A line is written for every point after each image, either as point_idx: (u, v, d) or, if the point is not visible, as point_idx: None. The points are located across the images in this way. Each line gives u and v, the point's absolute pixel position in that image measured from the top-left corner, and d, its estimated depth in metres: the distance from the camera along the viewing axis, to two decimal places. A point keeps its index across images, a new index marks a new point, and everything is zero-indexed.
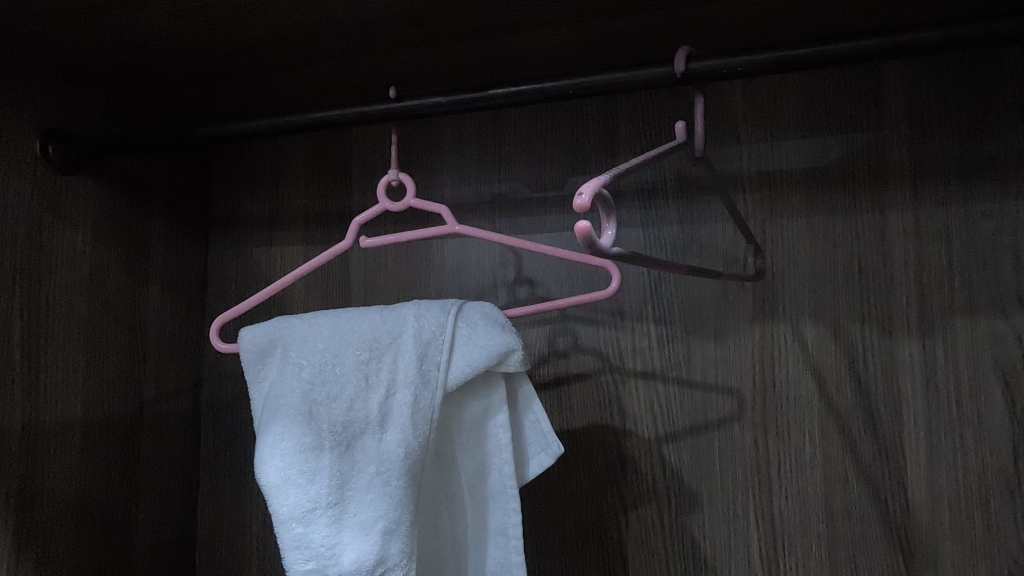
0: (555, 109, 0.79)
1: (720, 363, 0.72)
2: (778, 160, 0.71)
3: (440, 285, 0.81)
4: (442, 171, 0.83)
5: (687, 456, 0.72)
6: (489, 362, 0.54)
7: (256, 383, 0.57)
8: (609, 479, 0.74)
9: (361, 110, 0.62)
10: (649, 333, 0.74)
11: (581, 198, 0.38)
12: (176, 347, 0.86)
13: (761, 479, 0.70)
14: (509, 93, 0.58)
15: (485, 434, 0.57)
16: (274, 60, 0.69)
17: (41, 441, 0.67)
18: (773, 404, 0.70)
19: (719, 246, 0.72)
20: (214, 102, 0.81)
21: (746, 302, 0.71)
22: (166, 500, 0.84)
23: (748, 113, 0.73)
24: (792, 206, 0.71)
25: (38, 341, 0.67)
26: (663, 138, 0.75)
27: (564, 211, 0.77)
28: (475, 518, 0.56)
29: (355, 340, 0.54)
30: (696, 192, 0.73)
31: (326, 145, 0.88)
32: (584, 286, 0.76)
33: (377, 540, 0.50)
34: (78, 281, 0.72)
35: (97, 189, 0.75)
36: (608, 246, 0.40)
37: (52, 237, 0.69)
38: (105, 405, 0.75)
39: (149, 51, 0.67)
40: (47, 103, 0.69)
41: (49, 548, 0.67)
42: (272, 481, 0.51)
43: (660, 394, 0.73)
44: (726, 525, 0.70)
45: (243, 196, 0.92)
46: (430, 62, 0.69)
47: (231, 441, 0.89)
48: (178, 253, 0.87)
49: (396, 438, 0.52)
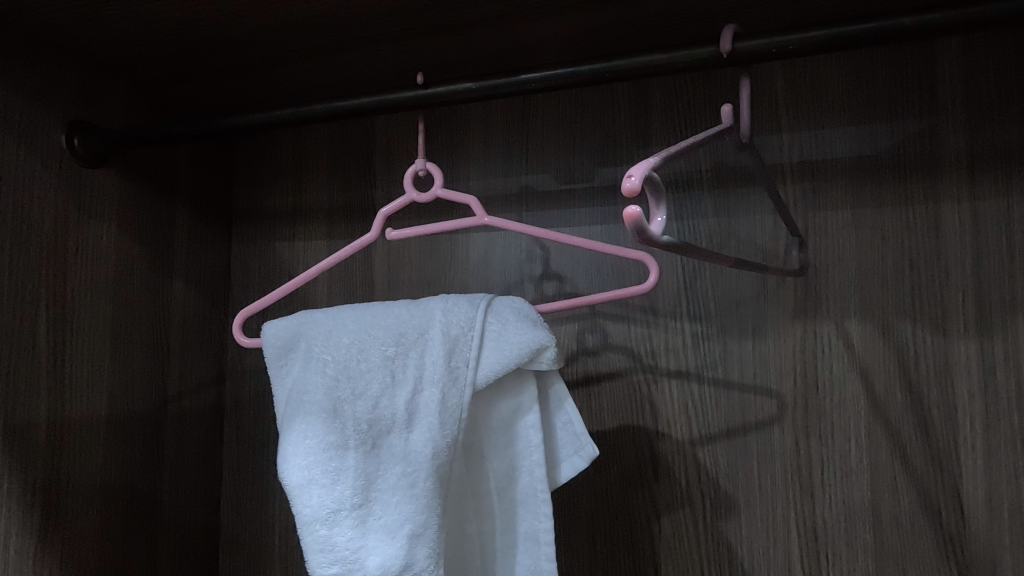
0: (585, 98, 0.76)
1: (759, 363, 0.68)
2: (822, 149, 0.67)
3: (464, 280, 0.79)
4: (467, 163, 0.80)
5: (723, 460, 0.69)
6: (520, 359, 0.51)
7: (279, 379, 0.55)
8: (640, 483, 0.71)
9: (388, 97, 0.60)
10: (682, 331, 0.71)
11: (630, 180, 0.36)
12: (199, 341, 0.86)
13: (803, 485, 0.66)
14: (542, 78, 0.55)
15: (514, 434, 0.54)
16: (298, 48, 0.67)
17: (68, 434, 0.66)
18: (817, 407, 0.66)
19: (758, 240, 0.69)
20: (238, 92, 0.79)
21: (787, 299, 0.68)
22: (190, 495, 0.84)
23: (790, 100, 0.69)
24: (837, 197, 0.67)
25: (64, 333, 0.67)
26: (697, 127, 0.72)
27: (594, 203, 0.75)
28: (504, 522, 0.54)
29: (380, 335, 0.52)
30: (734, 183, 0.70)
31: (349, 137, 0.86)
32: (614, 281, 0.73)
33: (403, 544, 0.48)
34: (103, 274, 0.72)
35: (122, 182, 0.75)
36: (658, 234, 0.38)
37: (78, 229, 0.69)
38: (130, 400, 0.74)
39: (172, 41, 0.66)
40: (72, 95, 0.69)
41: (74, 544, 0.66)
42: (296, 481, 0.50)
43: (695, 395, 0.70)
44: (765, 532, 0.67)
45: (266, 190, 0.90)
46: (456, 47, 0.67)
47: (254, 437, 0.88)
48: (201, 247, 0.86)
49: (423, 438, 0.50)
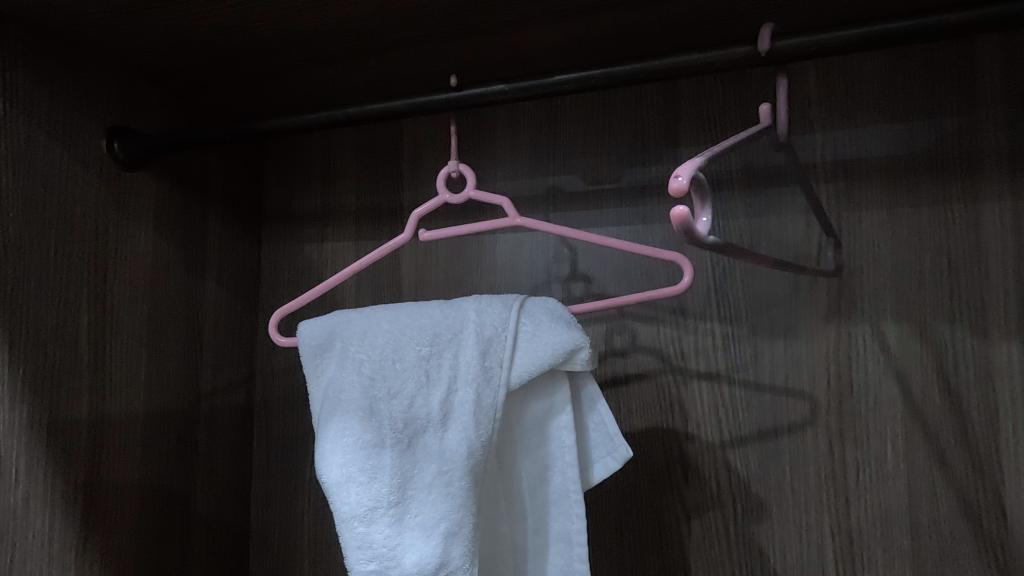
0: (613, 99, 0.76)
1: (791, 365, 0.68)
2: (857, 148, 0.66)
3: (491, 281, 0.79)
4: (494, 164, 0.81)
5: (754, 463, 0.68)
6: (555, 360, 0.51)
7: (315, 378, 0.56)
8: (669, 485, 0.70)
9: (421, 99, 0.61)
10: (712, 332, 0.70)
11: (678, 180, 0.36)
12: (231, 340, 0.87)
13: (838, 489, 0.65)
14: (575, 79, 0.55)
15: (547, 435, 0.54)
16: (331, 52, 0.68)
17: (107, 431, 0.68)
18: (852, 410, 0.65)
19: (790, 241, 0.68)
20: (269, 96, 0.81)
21: (820, 300, 0.67)
22: (222, 491, 0.85)
23: (823, 98, 0.68)
24: (872, 197, 0.66)
25: (105, 333, 0.69)
26: (728, 127, 0.71)
27: (622, 204, 0.74)
28: (536, 523, 0.54)
29: (415, 335, 0.53)
30: (765, 183, 0.69)
31: (377, 139, 0.87)
32: (643, 282, 0.73)
33: (439, 543, 0.48)
34: (141, 274, 0.73)
35: (159, 184, 0.76)
36: (704, 234, 0.38)
37: (118, 231, 0.71)
38: (165, 397, 0.76)
39: (209, 47, 0.67)
40: (112, 101, 0.71)
41: (112, 539, 0.68)
42: (334, 478, 0.50)
43: (725, 396, 0.69)
44: (799, 536, 0.66)
45: (295, 192, 0.92)
46: (486, 48, 0.67)
47: (283, 435, 0.89)
48: (233, 248, 0.88)
49: (458, 437, 0.50)
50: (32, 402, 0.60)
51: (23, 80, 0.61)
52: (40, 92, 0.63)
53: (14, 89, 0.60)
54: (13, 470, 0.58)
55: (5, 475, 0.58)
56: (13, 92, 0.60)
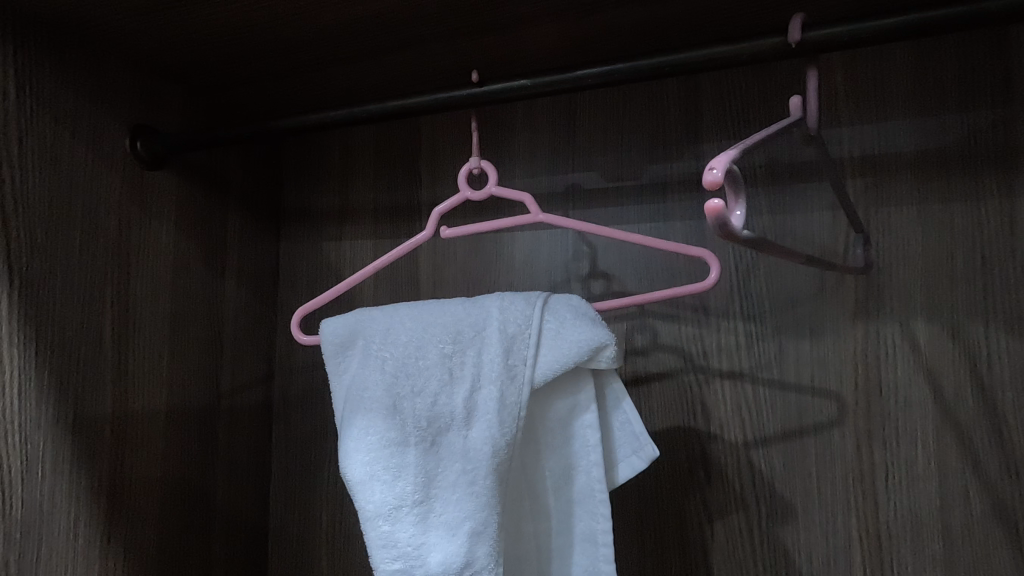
0: (634, 94, 0.75)
1: (817, 363, 0.66)
2: (885, 142, 0.65)
3: (510, 279, 0.79)
4: (513, 161, 0.80)
5: (779, 464, 0.67)
6: (580, 358, 0.51)
7: (337, 376, 0.56)
8: (691, 485, 0.69)
9: (442, 96, 0.60)
10: (735, 330, 0.69)
11: (712, 173, 0.35)
12: (250, 337, 0.87)
13: (866, 491, 0.64)
14: (599, 73, 0.55)
15: (571, 433, 0.54)
16: (351, 49, 0.68)
17: (130, 428, 0.69)
18: (880, 410, 0.64)
19: (816, 237, 0.67)
20: (289, 95, 0.81)
21: (848, 298, 0.66)
22: (242, 488, 0.85)
23: (850, 92, 0.67)
24: (901, 192, 0.64)
25: (128, 331, 0.69)
26: (751, 121, 0.70)
27: (643, 201, 0.74)
28: (560, 522, 0.54)
29: (438, 333, 0.53)
30: (790, 178, 0.68)
31: (395, 138, 0.87)
32: (665, 280, 0.72)
33: (464, 542, 0.47)
34: (162, 273, 0.74)
35: (180, 183, 0.77)
36: (738, 229, 0.37)
37: (140, 230, 0.71)
38: (186, 395, 0.76)
39: (230, 45, 0.67)
40: (134, 100, 0.71)
41: (135, 535, 0.68)
42: (358, 476, 0.50)
43: (749, 396, 0.68)
44: (825, 539, 0.65)
45: (313, 190, 0.92)
46: (506, 44, 0.67)
47: (302, 433, 0.89)
48: (252, 246, 0.88)
49: (483, 436, 0.50)
50: (57, 399, 0.61)
51: (48, 80, 0.62)
52: (65, 92, 0.63)
53: (40, 89, 0.61)
54: (39, 466, 0.59)
55: (32, 471, 0.58)
56: (39, 92, 0.61)
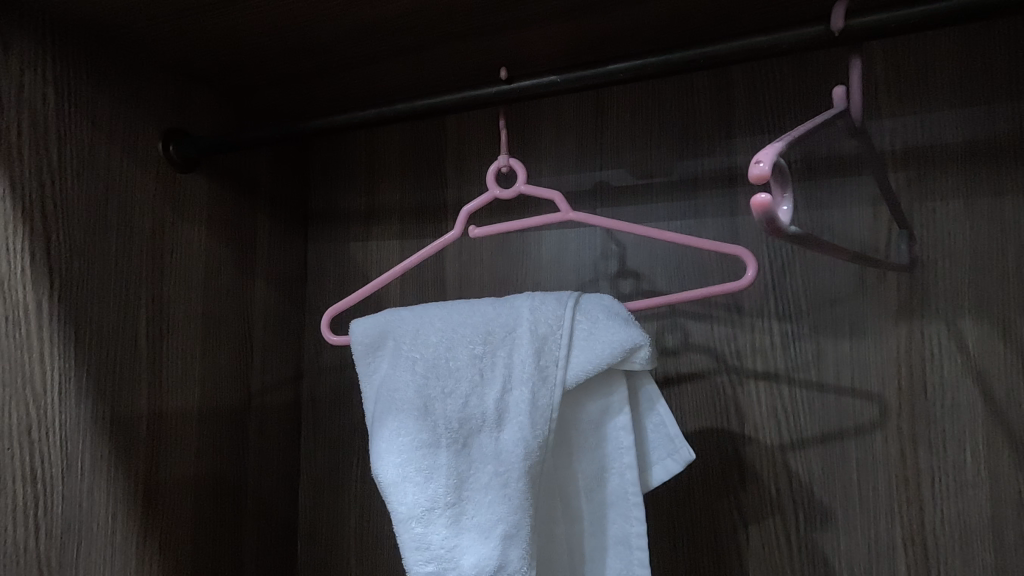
0: (663, 89, 0.74)
1: (858, 364, 0.64)
2: (929, 134, 0.62)
3: (536, 278, 0.78)
4: (540, 159, 0.79)
5: (818, 468, 0.64)
6: (614, 359, 0.50)
7: (367, 376, 0.56)
8: (725, 489, 0.67)
9: (470, 94, 0.60)
10: (770, 329, 0.67)
11: (759, 167, 0.35)
12: (279, 337, 0.88)
13: (910, 497, 0.62)
14: (630, 67, 0.53)
15: (604, 435, 0.53)
16: (379, 49, 0.68)
17: (165, 426, 0.70)
18: (926, 413, 0.62)
19: (855, 233, 0.64)
20: (316, 97, 0.81)
21: (890, 296, 0.63)
22: (272, 487, 0.86)
23: (891, 82, 0.64)
24: (947, 186, 0.62)
25: (162, 331, 0.70)
26: (786, 114, 0.68)
27: (673, 198, 0.72)
28: (593, 525, 0.53)
29: (468, 333, 0.52)
30: (828, 173, 0.66)
31: (421, 137, 0.87)
32: (696, 279, 0.70)
33: (497, 545, 0.47)
34: (195, 274, 0.75)
35: (211, 186, 0.78)
36: (786, 224, 0.36)
37: (174, 231, 0.72)
38: (218, 394, 0.77)
39: (259, 48, 0.68)
40: (167, 105, 0.72)
41: (170, 532, 0.70)
42: (390, 478, 0.50)
43: (785, 397, 0.66)
44: (867, 546, 0.62)
45: (340, 191, 0.92)
46: (534, 39, 0.66)
47: (330, 433, 0.90)
48: (281, 247, 0.89)
49: (515, 437, 0.49)
50: (96, 397, 0.62)
51: (85, 85, 0.63)
52: (100, 97, 0.64)
53: (76, 95, 0.62)
54: (79, 463, 0.60)
55: (72, 469, 0.60)
56: (75, 98, 0.62)
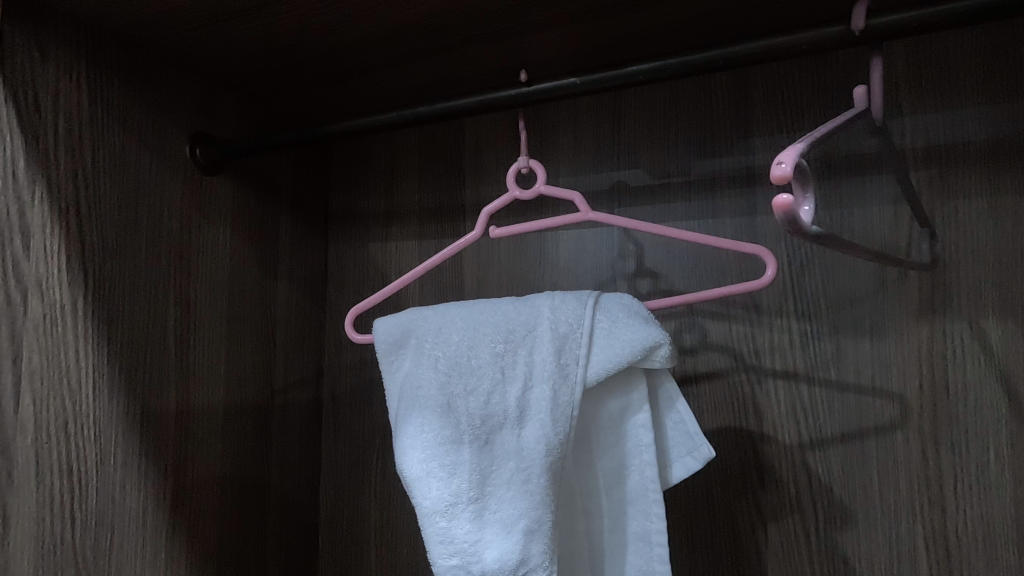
0: (681, 89, 0.74)
1: (878, 364, 0.64)
2: (952, 132, 0.62)
3: (554, 278, 0.79)
4: (557, 160, 0.80)
5: (838, 467, 0.64)
6: (634, 357, 0.50)
7: (390, 374, 0.57)
8: (744, 488, 0.68)
9: (490, 96, 0.61)
10: (789, 329, 0.67)
11: (781, 168, 0.35)
12: (301, 336, 0.90)
13: (932, 497, 0.61)
14: (650, 68, 0.54)
15: (624, 433, 0.53)
16: (399, 53, 0.70)
17: (192, 422, 0.72)
18: (948, 412, 0.61)
19: (876, 232, 0.64)
20: (338, 100, 0.83)
21: (911, 296, 0.63)
22: (295, 483, 0.88)
23: (912, 80, 0.64)
24: (970, 185, 0.61)
25: (189, 329, 0.72)
26: (806, 114, 0.68)
27: (690, 198, 0.72)
28: (613, 522, 0.53)
29: (489, 332, 0.53)
30: (847, 171, 0.65)
31: (439, 139, 0.88)
32: (714, 278, 0.71)
33: (520, 540, 0.48)
34: (220, 274, 0.77)
35: (236, 188, 0.80)
36: (808, 224, 0.36)
37: (200, 233, 0.74)
38: (243, 392, 0.79)
39: (283, 53, 0.70)
40: (195, 109, 0.74)
41: (197, 525, 0.72)
42: (414, 473, 0.51)
43: (805, 397, 0.66)
44: (887, 545, 0.62)
45: (360, 192, 0.94)
46: (552, 41, 0.67)
47: (351, 430, 0.91)
48: (302, 248, 0.91)
49: (536, 434, 0.50)
50: (126, 394, 0.64)
51: (117, 91, 0.65)
52: (131, 102, 0.66)
53: (109, 101, 0.64)
54: (112, 457, 0.62)
55: (105, 463, 0.62)
56: (108, 103, 0.64)
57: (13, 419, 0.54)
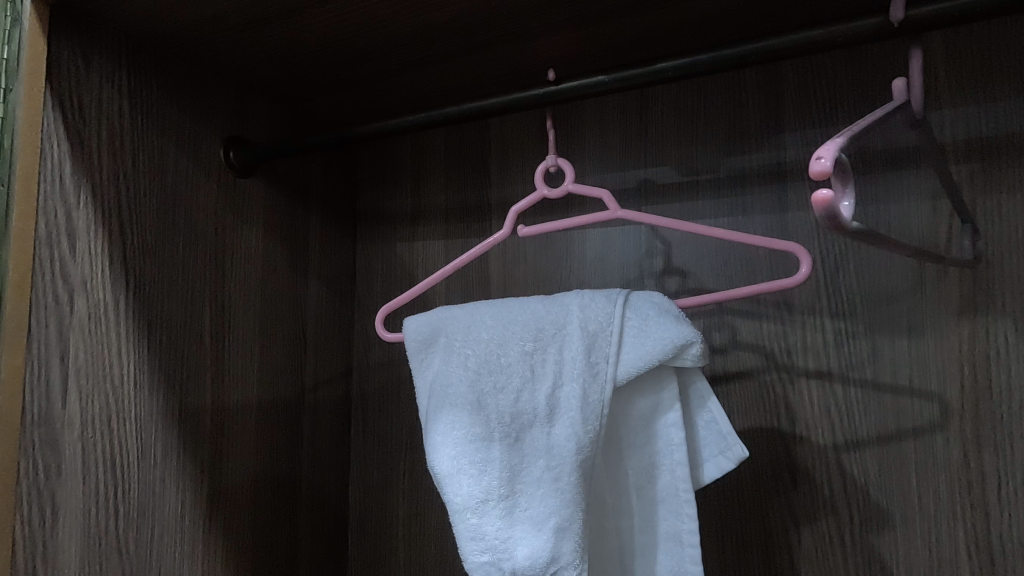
0: (710, 85, 0.73)
1: (917, 364, 0.62)
2: (995, 124, 0.60)
3: (581, 276, 0.79)
4: (583, 158, 0.80)
5: (874, 469, 0.63)
6: (665, 356, 0.50)
7: (420, 372, 0.58)
8: (776, 490, 0.66)
9: (518, 95, 0.61)
10: (822, 328, 0.66)
11: (821, 163, 0.35)
12: (330, 335, 0.91)
13: (975, 500, 0.59)
14: (680, 65, 0.54)
15: (655, 432, 0.53)
16: (427, 54, 0.70)
17: (227, 418, 0.74)
18: (991, 414, 0.59)
19: (914, 228, 0.63)
20: (366, 102, 0.84)
21: (951, 294, 0.61)
22: (325, 479, 0.89)
23: (952, 72, 0.62)
24: (1014, 179, 0.59)
25: (224, 327, 0.74)
26: (839, 108, 0.67)
27: (720, 195, 0.71)
28: (643, 521, 0.53)
29: (519, 330, 0.53)
30: (883, 167, 0.64)
31: (465, 139, 0.89)
32: (745, 276, 0.70)
33: (550, 538, 0.48)
34: (254, 274, 0.79)
35: (268, 189, 0.82)
36: (848, 219, 0.36)
37: (234, 234, 0.76)
38: (275, 389, 0.81)
39: (314, 57, 0.71)
40: (229, 114, 0.76)
41: (232, 519, 0.73)
42: (445, 470, 0.52)
43: (839, 397, 0.65)
44: (927, 550, 0.61)
45: (387, 193, 0.95)
46: (579, 39, 0.67)
47: (379, 428, 0.92)
48: (331, 248, 0.92)
49: (567, 432, 0.50)
50: (165, 390, 0.66)
51: (155, 97, 0.67)
52: (169, 107, 0.69)
53: (149, 106, 0.66)
54: (153, 451, 0.64)
55: (146, 457, 0.64)
56: (147, 108, 0.66)
57: (62, 414, 0.56)
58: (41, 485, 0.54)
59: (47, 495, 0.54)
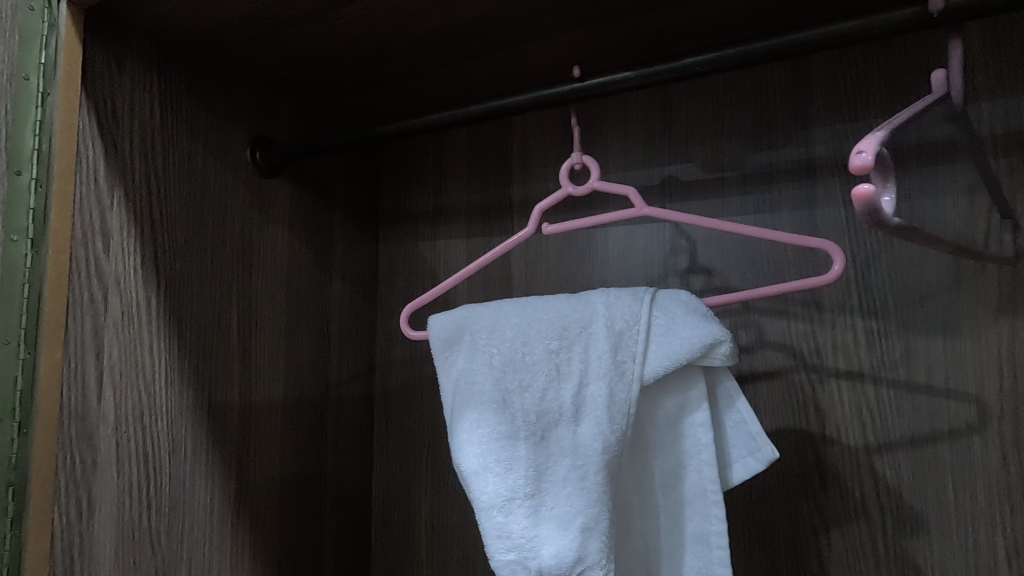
0: (736, 80, 0.72)
1: (953, 364, 0.60)
2: None
3: (604, 274, 0.78)
4: (606, 155, 0.79)
5: (907, 471, 0.61)
6: (693, 355, 0.49)
7: (445, 370, 0.58)
8: (805, 492, 0.65)
9: (542, 92, 0.61)
10: (853, 327, 0.64)
11: (862, 156, 0.34)
12: (353, 333, 0.92)
13: (1015, 505, 0.58)
14: (708, 60, 0.53)
15: (682, 431, 0.52)
16: (451, 53, 0.70)
17: (254, 414, 0.75)
18: None
19: (950, 224, 0.61)
20: (389, 101, 0.85)
21: (990, 292, 0.59)
22: (349, 475, 0.90)
23: (990, 62, 0.60)
24: None
25: (251, 325, 0.75)
26: (871, 101, 0.65)
27: (746, 192, 0.70)
28: (670, 522, 0.52)
29: (544, 329, 0.53)
30: (918, 162, 0.62)
31: (487, 137, 0.89)
32: (772, 274, 0.68)
33: (577, 537, 0.48)
34: (280, 272, 0.80)
35: (293, 189, 0.83)
36: (889, 215, 0.35)
37: (261, 233, 0.77)
38: (300, 386, 0.82)
39: (339, 57, 0.71)
40: (255, 114, 0.77)
41: (259, 514, 0.75)
42: (471, 468, 0.52)
43: (870, 398, 0.63)
44: (964, 556, 0.59)
45: (409, 192, 0.96)
46: (603, 35, 0.66)
47: (401, 425, 0.93)
48: (354, 246, 0.93)
49: (593, 431, 0.50)
50: (194, 387, 0.68)
51: (185, 98, 0.68)
52: (198, 109, 0.70)
53: (179, 108, 0.67)
54: (183, 446, 0.66)
55: (177, 452, 0.65)
56: (177, 110, 0.67)
57: (98, 410, 0.57)
58: (77, 479, 0.55)
59: (84, 488, 0.56)
